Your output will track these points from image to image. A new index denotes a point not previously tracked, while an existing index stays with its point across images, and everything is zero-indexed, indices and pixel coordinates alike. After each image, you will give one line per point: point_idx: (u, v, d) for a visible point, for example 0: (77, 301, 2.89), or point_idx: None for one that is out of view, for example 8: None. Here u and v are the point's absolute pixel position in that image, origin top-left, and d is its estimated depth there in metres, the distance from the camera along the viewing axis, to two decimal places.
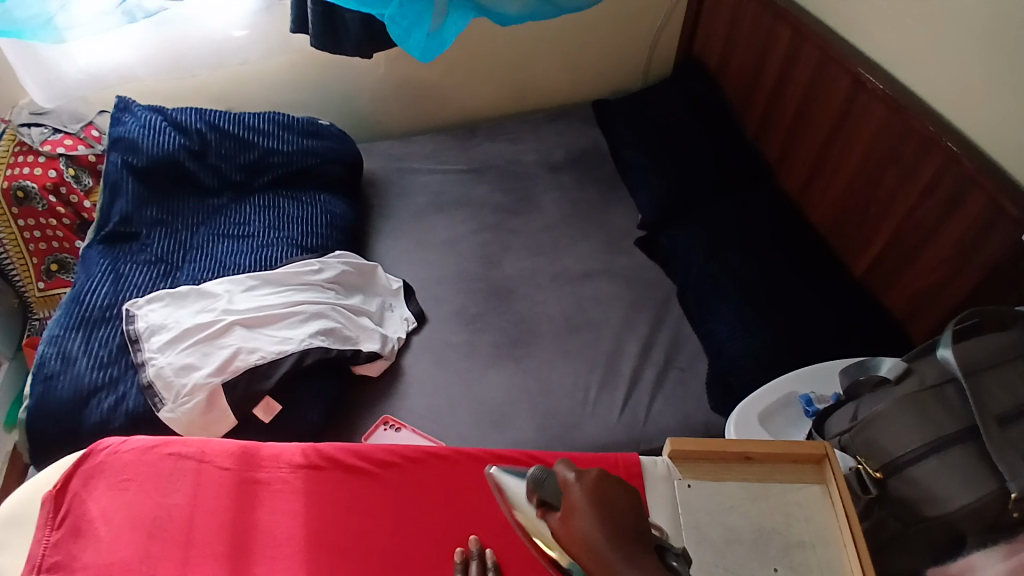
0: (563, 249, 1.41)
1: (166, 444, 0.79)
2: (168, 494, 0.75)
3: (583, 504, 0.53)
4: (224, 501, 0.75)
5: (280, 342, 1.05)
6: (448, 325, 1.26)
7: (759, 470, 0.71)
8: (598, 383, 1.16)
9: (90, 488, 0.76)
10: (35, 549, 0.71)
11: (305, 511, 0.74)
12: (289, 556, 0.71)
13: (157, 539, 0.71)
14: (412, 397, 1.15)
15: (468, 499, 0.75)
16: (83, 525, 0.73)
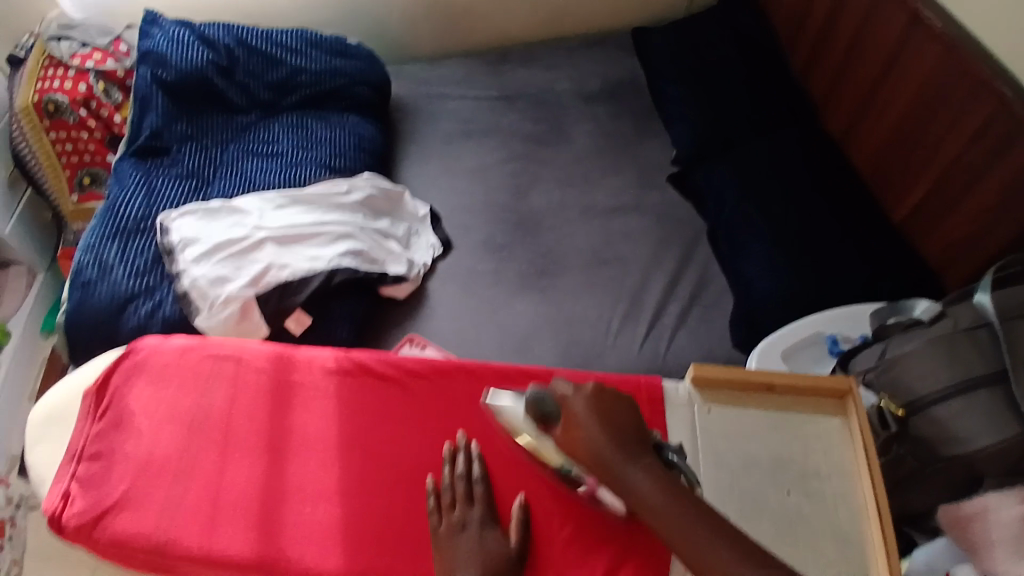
0: (592, 182, 1.38)
1: (203, 345, 0.82)
2: (206, 393, 0.78)
3: (584, 415, 0.64)
4: (260, 401, 0.78)
5: (310, 260, 1.06)
6: (473, 254, 1.27)
7: (781, 400, 0.75)
8: (621, 316, 1.16)
9: (130, 383, 0.79)
10: (79, 438, 0.77)
11: (336, 413, 0.77)
12: (319, 451, 0.75)
13: (195, 432, 0.75)
14: (437, 320, 1.17)
15: (492, 412, 0.77)
16: (125, 418, 0.77)
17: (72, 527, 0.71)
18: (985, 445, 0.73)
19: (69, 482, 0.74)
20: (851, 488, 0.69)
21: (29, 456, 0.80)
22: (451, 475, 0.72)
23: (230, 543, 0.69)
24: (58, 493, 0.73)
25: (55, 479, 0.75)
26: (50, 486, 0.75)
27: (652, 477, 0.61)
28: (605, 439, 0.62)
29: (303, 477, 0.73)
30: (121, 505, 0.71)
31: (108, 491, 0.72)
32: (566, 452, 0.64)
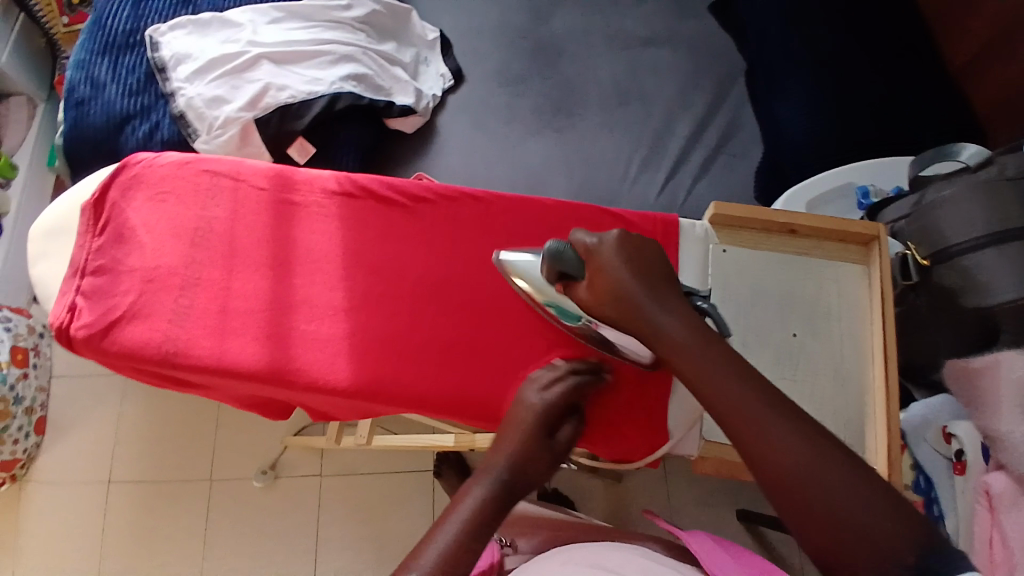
0: (622, 9, 1.24)
1: (200, 160, 0.79)
2: (208, 208, 0.77)
3: (611, 263, 0.64)
4: (263, 217, 0.76)
5: (310, 82, 0.99)
6: (486, 88, 1.18)
7: (800, 244, 0.73)
8: (641, 160, 1.09)
9: (129, 198, 0.77)
10: (81, 252, 0.76)
11: (340, 232, 0.76)
12: (325, 268, 0.75)
13: (199, 246, 0.75)
14: (446, 157, 1.12)
15: (497, 240, 0.76)
16: (126, 233, 0.76)
17: (82, 337, 0.71)
18: (1007, 299, 0.71)
19: (74, 296, 0.73)
20: (860, 332, 0.70)
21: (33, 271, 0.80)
22: (541, 381, 0.69)
23: (243, 351, 0.70)
24: (63, 308, 0.73)
25: (58, 294, 0.74)
26: (56, 299, 0.74)
27: (682, 321, 0.61)
28: (629, 280, 0.63)
29: (309, 292, 0.74)
30: (132, 316, 0.72)
31: (116, 302, 0.72)
32: (587, 303, 0.66)
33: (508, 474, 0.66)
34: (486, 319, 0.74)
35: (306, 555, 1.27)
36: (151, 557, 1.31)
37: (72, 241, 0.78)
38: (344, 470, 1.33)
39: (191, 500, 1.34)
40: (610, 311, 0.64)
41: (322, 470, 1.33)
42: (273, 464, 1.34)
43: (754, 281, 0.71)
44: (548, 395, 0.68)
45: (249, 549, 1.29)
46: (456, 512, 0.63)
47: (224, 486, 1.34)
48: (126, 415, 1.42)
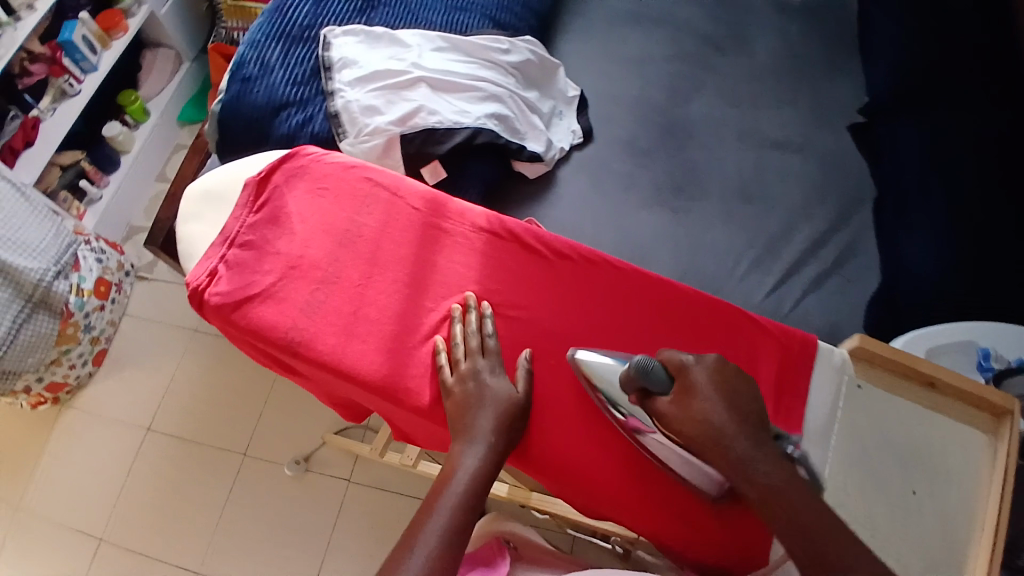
0: (762, 108, 1.25)
1: (363, 167, 0.84)
2: (361, 213, 0.82)
3: (705, 385, 0.67)
4: (410, 236, 0.81)
5: (459, 112, 1.03)
6: (612, 151, 1.21)
7: (933, 399, 0.75)
8: (751, 259, 1.09)
9: (292, 186, 0.84)
10: (236, 225, 0.82)
11: (479, 269, 0.80)
12: (456, 300, 0.79)
13: (343, 245, 0.80)
14: (561, 208, 1.14)
15: (627, 316, 0.79)
16: (281, 217, 0.82)
17: (215, 304, 0.77)
18: None
19: (217, 263, 0.79)
20: (977, 507, 0.70)
21: (186, 226, 0.87)
22: (470, 349, 0.75)
23: (363, 357, 0.74)
24: (206, 271, 0.79)
25: (203, 257, 0.80)
26: (199, 261, 0.81)
27: (774, 459, 0.63)
28: (720, 408, 0.65)
29: (437, 319, 0.78)
30: (267, 295, 0.77)
31: (256, 278, 0.78)
32: (670, 420, 0.67)
33: (496, 439, 0.70)
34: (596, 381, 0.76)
35: (314, 557, 1.27)
36: (168, 515, 1.33)
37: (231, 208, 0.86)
38: (372, 481, 1.32)
39: (218, 470, 1.36)
40: (692, 430, 0.65)
41: (350, 476, 1.33)
42: (307, 455, 1.35)
43: (874, 431, 0.73)
44: (491, 355, 0.75)
45: (262, 534, 1.30)
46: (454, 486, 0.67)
47: (254, 464, 1.35)
48: (182, 369, 1.46)
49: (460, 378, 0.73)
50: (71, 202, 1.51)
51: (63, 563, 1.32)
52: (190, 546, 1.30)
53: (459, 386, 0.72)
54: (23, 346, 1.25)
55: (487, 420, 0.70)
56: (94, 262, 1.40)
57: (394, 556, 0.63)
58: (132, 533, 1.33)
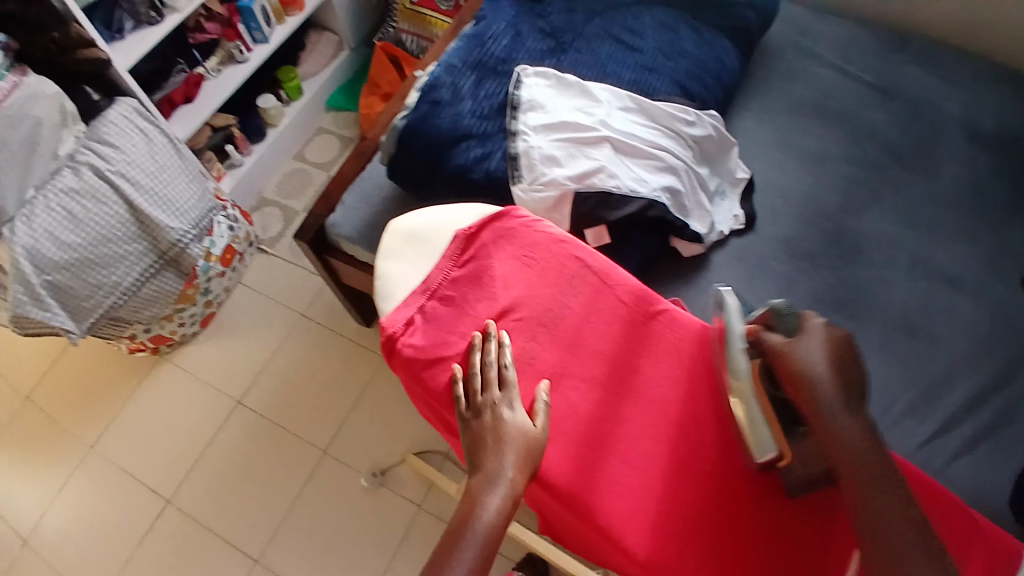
0: (938, 238, 1.17)
1: (573, 244, 0.82)
2: (566, 295, 0.79)
3: (823, 343, 0.67)
4: (614, 329, 0.78)
5: (637, 179, 0.99)
6: (771, 248, 1.16)
7: None
8: (906, 403, 1.03)
9: (498, 247, 0.82)
10: (439, 275, 0.82)
11: (683, 380, 0.75)
12: (654, 415, 0.74)
13: (543, 327, 0.77)
14: (709, 295, 1.10)
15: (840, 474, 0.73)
16: (484, 278, 0.81)
17: (406, 354, 0.77)
18: None
19: (414, 312, 0.80)
20: None
21: (382, 264, 0.88)
22: (489, 379, 0.72)
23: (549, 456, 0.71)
24: (403, 317, 0.80)
25: (404, 302, 0.82)
26: (398, 306, 0.82)
27: (858, 424, 0.64)
28: (826, 368, 0.66)
29: (628, 431, 0.73)
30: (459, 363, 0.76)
31: (451, 339, 0.77)
32: (775, 352, 0.68)
33: (518, 476, 0.66)
34: (794, 523, 0.69)
35: (370, 574, 1.26)
36: (237, 490, 1.36)
37: (435, 256, 0.86)
38: (441, 513, 1.29)
39: (297, 459, 1.37)
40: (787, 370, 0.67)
41: (421, 501, 1.31)
42: (384, 470, 1.34)
43: None
44: (507, 387, 0.72)
45: (325, 535, 1.30)
46: (475, 530, 0.63)
47: (332, 464, 1.36)
48: (283, 351, 1.49)
49: (476, 410, 0.72)
50: (214, 163, 1.55)
51: (132, 512, 1.36)
52: (254, 526, 1.32)
53: (479, 419, 0.71)
54: (144, 299, 1.30)
55: (509, 460, 0.67)
56: (225, 229, 1.44)
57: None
58: (200, 499, 1.36)
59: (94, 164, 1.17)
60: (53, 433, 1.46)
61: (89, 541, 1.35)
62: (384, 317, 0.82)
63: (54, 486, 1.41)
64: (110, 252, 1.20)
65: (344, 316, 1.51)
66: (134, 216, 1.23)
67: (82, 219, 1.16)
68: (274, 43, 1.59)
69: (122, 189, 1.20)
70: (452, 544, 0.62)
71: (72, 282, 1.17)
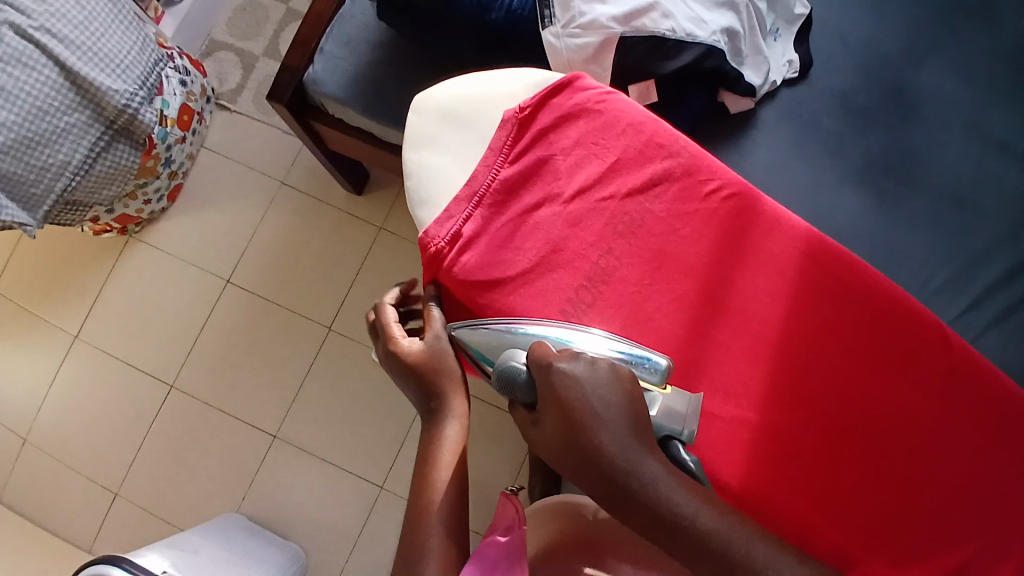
0: (1008, 88, 1.03)
1: (654, 132, 0.69)
2: (648, 198, 0.67)
3: (586, 405, 0.53)
4: (705, 236, 0.67)
5: (694, 20, 0.80)
6: (825, 102, 1.01)
7: None
8: (947, 275, 0.97)
9: (560, 132, 0.70)
10: (488, 172, 0.69)
11: (782, 299, 0.66)
12: (750, 336, 0.65)
13: (620, 236, 0.67)
14: (754, 158, 0.97)
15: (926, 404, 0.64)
16: (544, 171, 0.69)
17: (456, 272, 0.67)
18: None
19: (461, 223, 0.68)
20: None
21: (413, 152, 0.73)
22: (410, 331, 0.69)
23: None
24: (447, 231, 0.67)
25: (447, 211, 0.68)
26: (441, 212, 0.69)
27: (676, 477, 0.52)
28: (606, 433, 0.52)
29: (725, 355, 0.65)
30: (520, 284, 0.66)
31: (510, 256, 0.67)
32: (551, 441, 0.54)
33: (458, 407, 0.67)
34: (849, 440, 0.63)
35: (390, 444, 1.26)
36: (240, 372, 1.30)
37: (482, 146, 0.72)
38: None
39: (299, 339, 1.30)
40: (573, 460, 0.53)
41: None
42: None
43: None
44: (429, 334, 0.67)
45: (338, 412, 1.28)
46: (439, 458, 0.65)
47: (337, 343, 1.30)
48: (267, 225, 1.34)
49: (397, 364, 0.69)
50: (150, 1, 1.25)
51: (135, 397, 1.32)
52: (264, 406, 1.29)
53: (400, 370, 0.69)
54: (100, 177, 1.12)
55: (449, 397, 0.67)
56: (177, 85, 1.22)
57: (414, 521, 0.62)
58: (203, 383, 1.31)
59: (13, 21, 0.96)
60: (33, 318, 1.36)
61: (93, 424, 1.32)
62: (424, 231, 0.69)
63: (48, 369, 1.34)
64: (49, 125, 1.01)
65: (331, 184, 1.35)
66: (69, 79, 1.01)
67: (10, 90, 0.96)
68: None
69: (50, 48, 0.98)
70: (425, 469, 0.65)
71: (14, 166, 1.00)
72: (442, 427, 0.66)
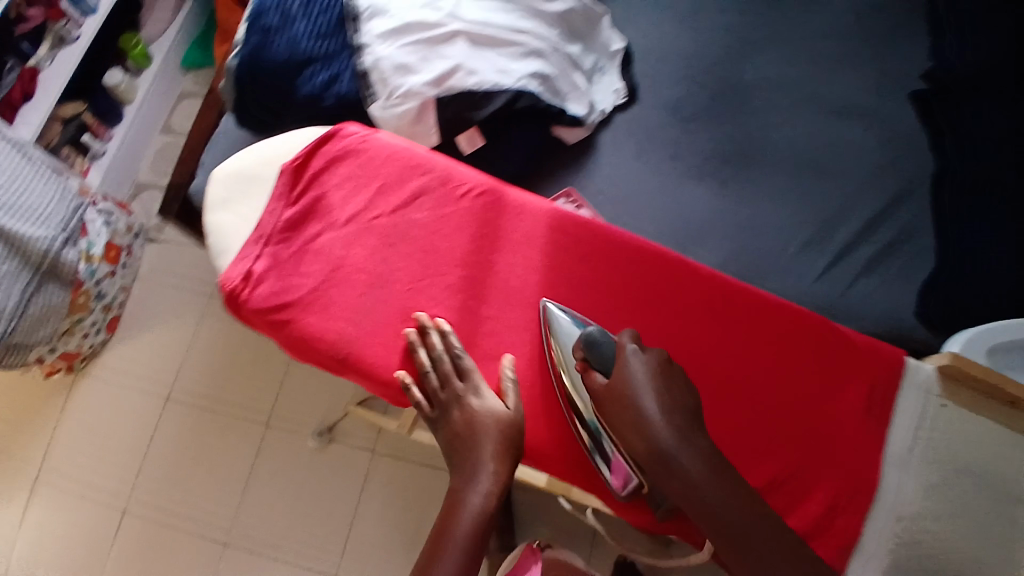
0: (821, 69, 1.14)
1: (411, 155, 0.84)
2: (413, 209, 0.82)
3: (643, 377, 0.68)
4: (462, 231, 0.81)
5: (500, 72, 0.93)
6: (659, 115, 1.12)
7: (1018, 418, 0.77)
8: (804, 240, 1.03)
9: (330, 171, 0.84)
10: (271, 218, 0.82)
11: (540, 269, 0.80)
12: (519, 303, 0.79)
13: (390, 246, 0.80)
14: (601, 176, 1.07)
15: (685, 329, 0.78)
16: (320, 207, 0.82)
17: (256, 305, 0.78)
18: None
19: (252, 263, 0.79)
20: None
21: (209, 214, 0.85)
22: (444, 373, 0.75)
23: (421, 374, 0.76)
24: (241, 271, 0.79)
25: (240, 254, 0.80)
26: (234, 259, 0.81)
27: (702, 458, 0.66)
28: (653, 403, 0.67)
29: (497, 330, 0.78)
30: (311, 300, 0.78)
31: (299, 280, 0.79)
32: (600, 395, 0.70)
33: (500, 466, 0.71)
34: None
35: (343, 522, 1.27)
36: (191, 480, 1.33)
37: (264, 194, 0.85)
38: (397, 453, 1.30)
39: (241, 438, 1.35)
40: (616, 413, 0.69)
41: (374, 448, 1.31)
42: (330, 426, 1.32)
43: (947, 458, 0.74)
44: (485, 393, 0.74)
45: (289, 500, 1.30)
46: (468, 509, 0.68)
47: (277, 433, 1.34)
48: (200, 335, 1.42)
49: (452, 401, 0.74)
50: (74, 157, 1.41)
51: (93, 528, 1.33)
52: (217, 509, 1.31)
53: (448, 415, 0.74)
54: (35, 317, 1.21)
55: (490, 445, 0.71)
56: (101, 226, 1.34)
57: (433, 547, 0.68)
58: (156, 499, 1.33)
59: None
60: None
61: (54, 565, 1.32)
62: (221, 276, 0.80)
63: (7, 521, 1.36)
64: None
65: None
66: None
67: None
68: (104, 13, 1.38)
69: None
70: (451, 515, 0.69)
71: None
72: (478, 481, 0.70)
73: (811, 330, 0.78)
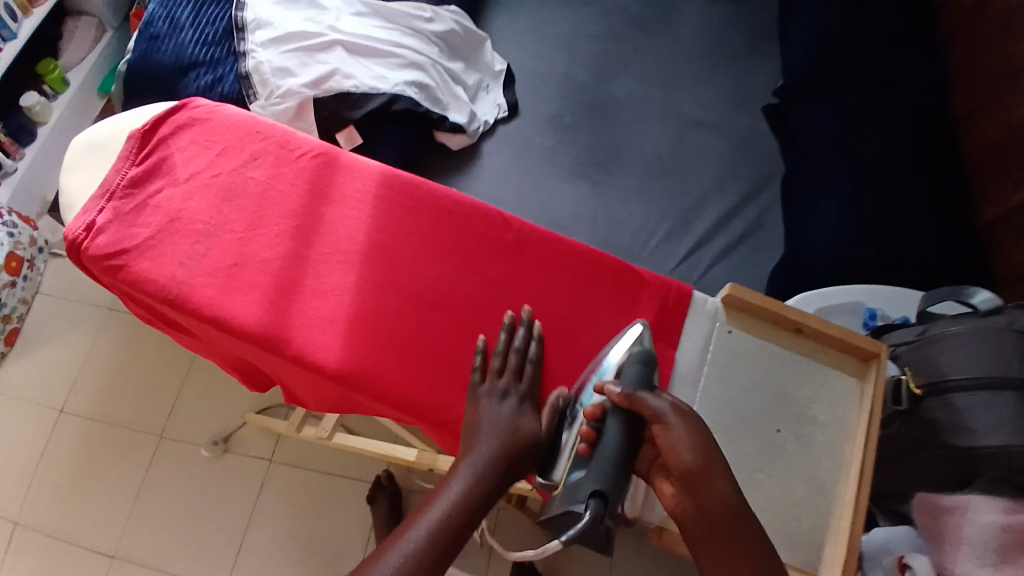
0: (681, 87, 1.28)
1: (253, 123, 0.91)
2: (249, 168, 0.88)
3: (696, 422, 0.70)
4: (297, 188, 0.87)
5: (375, 78, 1.02)
6: (536, 126, 1.23)
7: (805, 343, 0.83)
8: (663, 232, 1.13)
9: (177, 137, 0.90)
10: (117, 175, 0.88)
11: (366, 221, 0.86)
12: (343, 249, 0.84)
13: (227, 201, 0.86)
14: (481, 179, 1.16)
15: (500, 270, 0.85)
16: (163, 167, 0.89)
17: (94, 252, 0.83)
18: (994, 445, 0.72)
19: (94, 215, 0.85)
20: (836, 442, 0.79)
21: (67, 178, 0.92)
22: (507, 364, 0.78)
23: (243, 310, 0.80)
24: (83, 223, 0.84)
25: (83, 209, 0.85)
26: (79, 213, 0.86)
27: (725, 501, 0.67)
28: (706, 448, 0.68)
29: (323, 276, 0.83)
30: (144, 246, 0.84)
31: (135, 230, 0.84)
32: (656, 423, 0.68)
33: (492, 462, 0.70)
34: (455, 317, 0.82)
35: (236, 530, 1.26)
36: (81, 494, 1.30)
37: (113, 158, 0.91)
38: (295, 461, 1.31)
39: (136, 451, 1.33)
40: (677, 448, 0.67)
41: (270, 456, 1.31)
42: (226, 436, 1.33)
43: (734, 380, 0.81)
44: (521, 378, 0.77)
45: (184, 509, 1.28)
46: (439, 507, 0.67)
47: (173, 444, 1.33)
48: (98, 349, 1.42)
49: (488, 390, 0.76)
50: None
51: None
52: (105, 523, 1.28)
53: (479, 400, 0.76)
54: None
55: (487, 439, 0.72)
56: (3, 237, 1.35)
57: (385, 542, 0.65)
58: (42, 516, 1.29)
59: None
60: None
61: None
62: (66, 228, 0.86)
63: None
64: None
65: None
66: None
67: None
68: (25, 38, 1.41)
69: None
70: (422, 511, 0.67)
71: None
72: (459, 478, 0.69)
73: (611, 271, 0.86)
